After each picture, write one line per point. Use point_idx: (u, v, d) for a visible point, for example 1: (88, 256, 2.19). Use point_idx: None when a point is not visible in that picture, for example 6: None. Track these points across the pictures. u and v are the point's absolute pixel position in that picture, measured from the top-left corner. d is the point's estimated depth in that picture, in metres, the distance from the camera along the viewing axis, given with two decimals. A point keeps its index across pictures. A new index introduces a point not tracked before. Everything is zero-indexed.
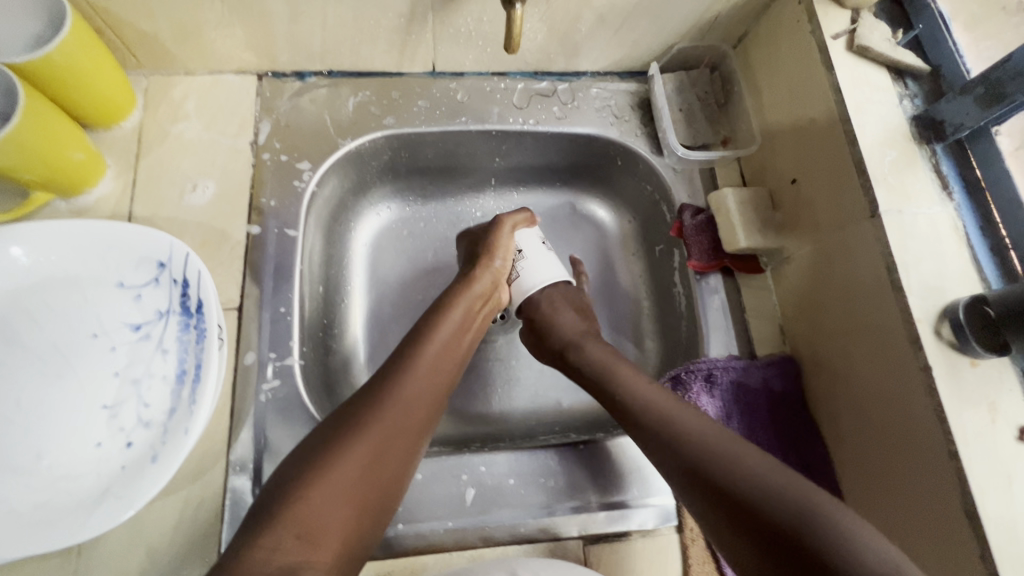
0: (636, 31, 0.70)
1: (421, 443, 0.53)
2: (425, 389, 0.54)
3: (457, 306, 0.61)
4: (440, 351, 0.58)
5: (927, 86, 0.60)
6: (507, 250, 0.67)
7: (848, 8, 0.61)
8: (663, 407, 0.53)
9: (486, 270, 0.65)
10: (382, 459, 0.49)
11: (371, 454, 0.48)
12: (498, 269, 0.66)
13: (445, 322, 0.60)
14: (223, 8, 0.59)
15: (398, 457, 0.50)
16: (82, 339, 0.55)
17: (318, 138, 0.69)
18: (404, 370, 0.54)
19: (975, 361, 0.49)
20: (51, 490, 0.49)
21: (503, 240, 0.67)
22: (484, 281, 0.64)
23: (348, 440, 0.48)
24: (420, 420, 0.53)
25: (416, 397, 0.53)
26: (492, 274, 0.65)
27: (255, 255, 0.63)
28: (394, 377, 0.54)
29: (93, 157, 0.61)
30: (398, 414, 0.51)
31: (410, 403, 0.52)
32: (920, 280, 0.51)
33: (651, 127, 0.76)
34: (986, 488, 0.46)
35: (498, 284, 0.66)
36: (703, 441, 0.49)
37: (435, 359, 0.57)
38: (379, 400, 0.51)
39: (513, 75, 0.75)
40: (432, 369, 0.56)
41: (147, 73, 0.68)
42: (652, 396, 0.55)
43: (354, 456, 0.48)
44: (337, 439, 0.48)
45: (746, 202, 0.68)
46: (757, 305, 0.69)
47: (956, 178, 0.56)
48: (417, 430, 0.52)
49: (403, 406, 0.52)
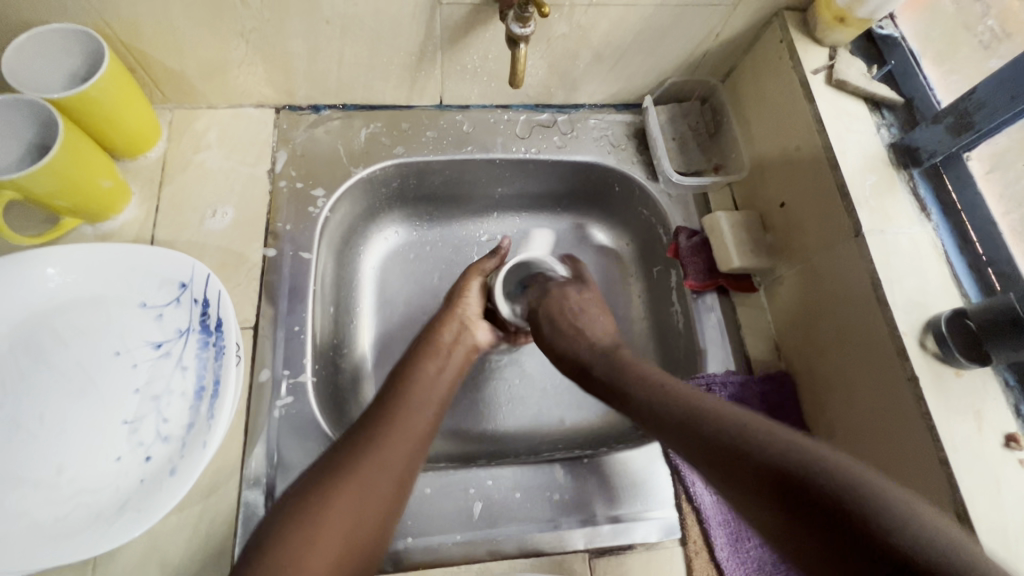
0: (631, 67, 0.74)
1: (404, 490, 0.53)
2: (403, 436, 0.55)
3: (431, 357, 0.64)
4: (417, 395, 0.60)
5: (902, 116, 0.64)
6: (475, 293, 0.71)
7: (825, 46, 0.67)
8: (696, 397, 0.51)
9: (453, 313, 0.69)
10: (367, 504, 0.50)
11: (353, 500, 0.50)
12: (466, 309, 0.70)
13: (420, 368, 0.62)
14: (247, 47, 0.63)
15: (380, 503, 0.51)
16: (105, 356, 0.57)
17: (332, 167, 0.73)
18: (377, 418, 0.56)
19: (959, 371, 0.52)
20: (71, 503, 0.50)
21: (471, 285, 0.72)
22: (449, 327, 0.68)
23: (331, 485, 0.50)
24: (400, 469, 0.53)
25: (396, 443, 0.54)
26: (459, 315, 0.69)
27: (271, 276, 0.66)
28: (373, 426, 0.55)
29: (120, 185, 0.64)
30: (378, 458, 0.53)
31: (388, 447, 0.54)
32: (904, 295, 0.54)
33: (646, 155, 0.80)
34: (976, 494, 0.47)
35: (465, 324, 0.69)
36: (723, 418, 0.48)
37: (413, 405, 0.58)
38: (357, 448, 0.53)
39: (516, 107, 0.80)
40: (411, 413, 0.58)
41: (172, 107, 0.72)
42: (680, 389, 0.53)
43: (338, 504, 0.49)
44: (320, 483, 0.50)
45: (739, 224, 0.71)
46: (752, 323, 0.71)
47: (933, 201, 0.60)
48: (399, 476, 0.53)
49: (382, 453, 0.53)
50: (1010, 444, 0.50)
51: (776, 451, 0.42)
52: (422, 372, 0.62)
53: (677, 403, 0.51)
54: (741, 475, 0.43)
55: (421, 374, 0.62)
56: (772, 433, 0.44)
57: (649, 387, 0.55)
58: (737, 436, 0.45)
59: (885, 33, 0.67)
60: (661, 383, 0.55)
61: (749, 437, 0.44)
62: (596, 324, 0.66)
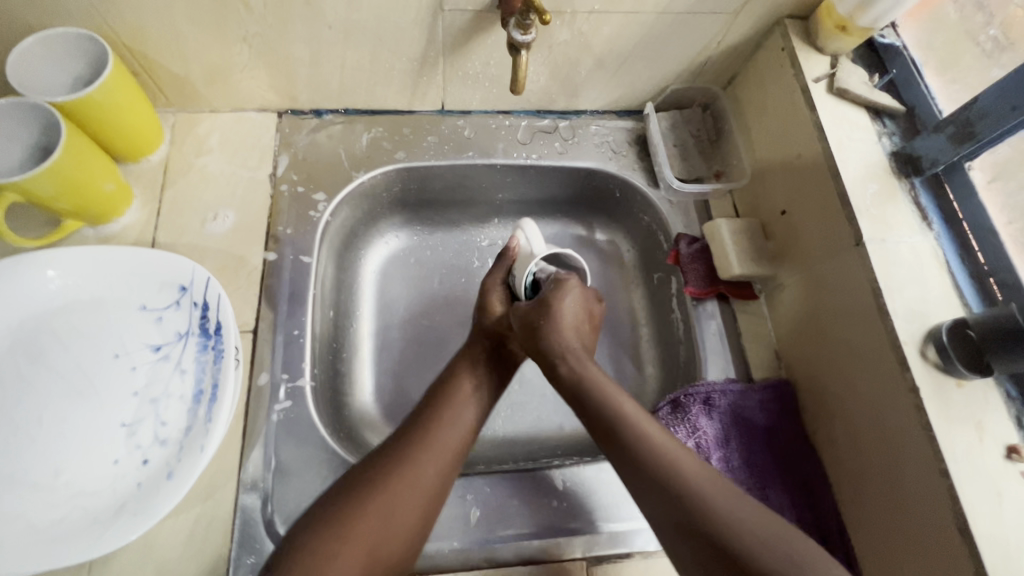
0: (632, 74, 0.75)
1: (427, 523, 0.52)
2: (433, 466, 0.53)
3: (469, 370, 0.62)
4: (454, 413, 0.58)
5: (903, 125, 0.64)
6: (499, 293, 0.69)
7: (827, 54, 0.67)
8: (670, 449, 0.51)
9: (485, 320, 0.67)
10: (389, 537, 0.49)
11: (377, 533, 0.49)
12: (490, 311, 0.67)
13: (457, 389, 0.60)
14: (250, 52, 0.64)
15: (400, 536, 0.50)
16: (104, 359, 0.57)
17: (333, 171, 0.74)
18: (412, 435, 0.55)
19: (961, 382, 0.51)
20: (68, 506, 0.50)
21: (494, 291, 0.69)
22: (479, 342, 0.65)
23: (360, 503, 0.50)
24: (426, 501, 0.52)
25: (426, 473, 0.53)
26: (489, 321, 0.67)
27: (271, 280, 0.66)
28: (406, 454, 0.53)
29: (122, 188, 0.65)
30: (407, 490, 0.51)
31: (418, 476, 0.52)
32: (905, 304, 0.54)
33: (647, 161, 0.80)
34: (977, 506, 0.47)
35: (503, 336, 0.67)
36: (698, 488, 0.48)
37: (446, 431, 0.56)
38: (389, 476, 0.51)
39: (517, 113, 0.80)
40: (446, 432, 0.56)
41: (175, 111, 0.72)
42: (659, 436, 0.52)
43: (364, 523, 0.49)
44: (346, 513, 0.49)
45: (739, 231, 0.71)
46: (753, 330, 0.71)
47: (934, 210, 0.59)
48: (424, 510, 0.52)
49: (412, 484, 0.52)
50: (1012, 456, 0.49)
51: (744, 542, 0.45)
52: (459, 393, 0.60)
53: (650, 449, 0.51)
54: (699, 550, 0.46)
55: (456, 396, 0.59)
56: (739, 514, 0.46)
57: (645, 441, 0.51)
58: (705, 513, 0.46)
59: (886, 42, 0.68)
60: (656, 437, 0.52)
61: (713, 517, 0.46)
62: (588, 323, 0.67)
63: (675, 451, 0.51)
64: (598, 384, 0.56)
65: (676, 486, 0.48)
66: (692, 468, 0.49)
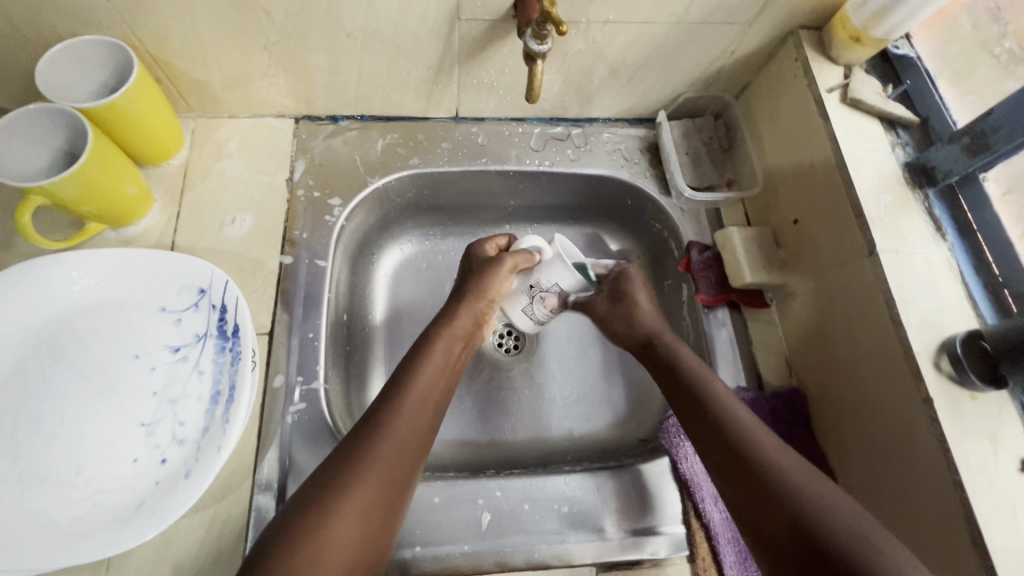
0: (645, 82, 0.75)
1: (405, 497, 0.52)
2: (408, 440, 0.53)
3: (439, 353, 0.61)
4: (425, 395, 0.57)
5: (917, 135, 0.64)
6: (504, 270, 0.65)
7: (840, 65, 0.67)
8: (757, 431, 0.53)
9: (470, 300, 0.64)
10: (372, 512, 0.48)
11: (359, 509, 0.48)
12: (486, 295, 0.65)
13: (430, 361, 0.59)
14: (270, 60, 0.65)
15: (382, 511, 0.49)
16: (124, 359, 0.58)
17: (349, 176, 0.75)
18: (380, 423, 0.53)
19: (975, 394, 0.51)
20: (88, 503, 0.51)
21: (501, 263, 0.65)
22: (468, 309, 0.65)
23: (333, 497, 0.47)
24: (405, 475, 0.52)
25: (401, 446, 0.52)
26: (477, 303, 0.64)
27: (287, 283, 0.67)
28: (381, 425, 0.53)
29: (143, 192, 0.66)
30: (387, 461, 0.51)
31: (392, 465, 0.51)
32: (918, 315, 0.54)
33: (659, 169, 0.80)
34: (992, 519, 0.47)
35: (482, 315, 0.65)
36: (777, 461, 0.50)
37: (418, 405, 0.56)
38: (365, 450, 0.51)
39: (530, 120, 0.81)
40: (413, 418, 0.54)
41: (195, 116, 0.74)
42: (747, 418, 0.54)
43: (341, 517, 0.47)
44: (328, 492, 0.48)
45: (751, 239, 0.71)
46: (763, 339, 0.71)
47: (948, 220, 0.59)
48: (403, 483, 0.51)
49: (390, 456, 0.51)
50: None
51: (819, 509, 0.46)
52: (431, 365, 0.59)
53: (734, 421, 0.54)
54: (779, 519, 0.47)
55: (431, 368, 0.59)
56: (815, 488, 0.48)
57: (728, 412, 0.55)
58: (789, 488, 0.48)
59: (900, 52, 0.68)
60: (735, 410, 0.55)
61: (803, 493, 0.47)
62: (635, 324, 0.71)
63: (754, 425, 0.54)
64: (701, 377, 0.59)
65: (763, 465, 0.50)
66: (776, 450, 0.51)
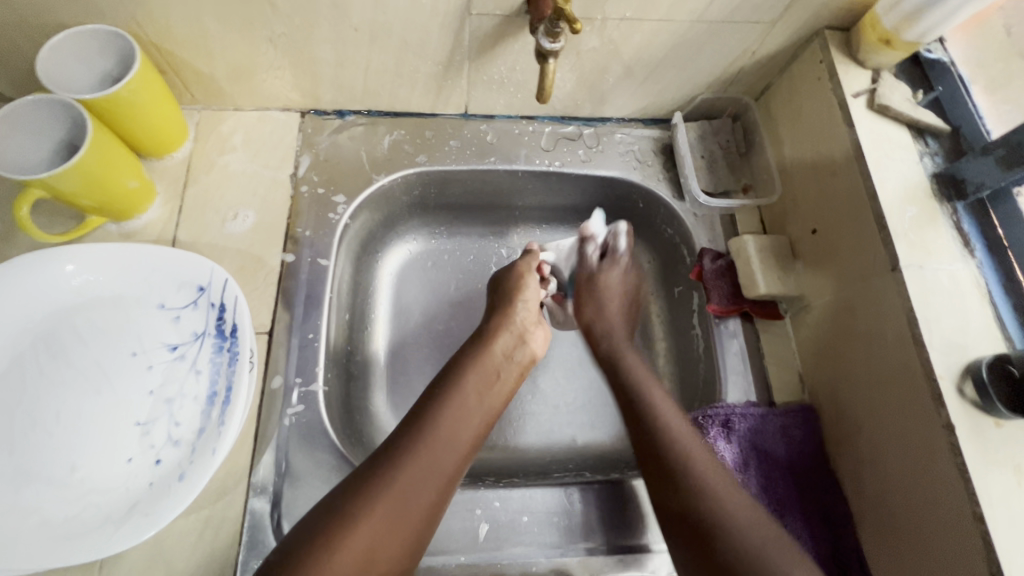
0: (661, 82, 0.72)
1: (427, 526, 0.51)
2: (431, 468, 0.53)
3: (476, 372, 0.62)
4: (461, 416, 0.57)
5: (947, 145, 0.61)
6: (533, 290, 0.71)
7: (868, 68, 0.64)
8: (692, 449, 0.54)
9: (506, 322, 0.67)
10: (387, 541, 0.48)
11: (374, 533, 0.48)
12: (520, 319, 0.68)
13: (462, 387, 0.59)
14: (275, 52, 0.63)
15: (398, 538, 0.49)
16: (121, 357, 0.57)
17: (354, 173, 0.73)
18: (412, 441, 0.54)
19: (999, 422, 0.49)
20: (82, 503, 0.51)
21: (528, 282, 0.72)
22: (503, 338, 0.66)
23: (358, 512, 0.48)
24: (426, 499, 0.51)
25: (425, 473, 0.52)
26: (516, 325, 0.68)
27: (288, 282, 0.66)
28: (406, 449, 0.53)
29: (145, 185, 0.65)
30: (407, 483, 0.51)
31: (420, 483, 0.52)
32: (942, 336, 0.51)
33: (673, 172, 0.78)
34: (1015, 556, 0.44)
35: (523, 338, 0.68)
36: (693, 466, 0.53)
37: (445, 438, 0.55)
38: (387, 474, 0.51)
39: (541, 119, 0.78)
40: (450, 440, 0.55)
41: (200, 108, 0.73)
42: (687, 441, 0.55)
43: (362, 531, 0.47)
44: (345, 515, 0.48)
45: (766, 249, 0.69)
46: (776, 352, 0.69)
47: (978, 236, 0.56)
48: (425, 511, 0.51)
49: (411, 480, 0.51)
50: None
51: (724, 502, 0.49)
52: (464, 392, 0.59)
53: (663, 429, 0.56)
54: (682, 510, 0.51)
55: (461, 394, 0.59)
56: (736, 502, 0.50)
57: (660, 420, 0.57)
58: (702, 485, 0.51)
59: (933, 57, 0.64)
60: (668, 418, 0.57)
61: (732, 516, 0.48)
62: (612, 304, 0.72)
63: (684, 434, 0.56)
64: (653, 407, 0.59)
65: (678, 458, 0.54)
66: (711, 474, 0.52)
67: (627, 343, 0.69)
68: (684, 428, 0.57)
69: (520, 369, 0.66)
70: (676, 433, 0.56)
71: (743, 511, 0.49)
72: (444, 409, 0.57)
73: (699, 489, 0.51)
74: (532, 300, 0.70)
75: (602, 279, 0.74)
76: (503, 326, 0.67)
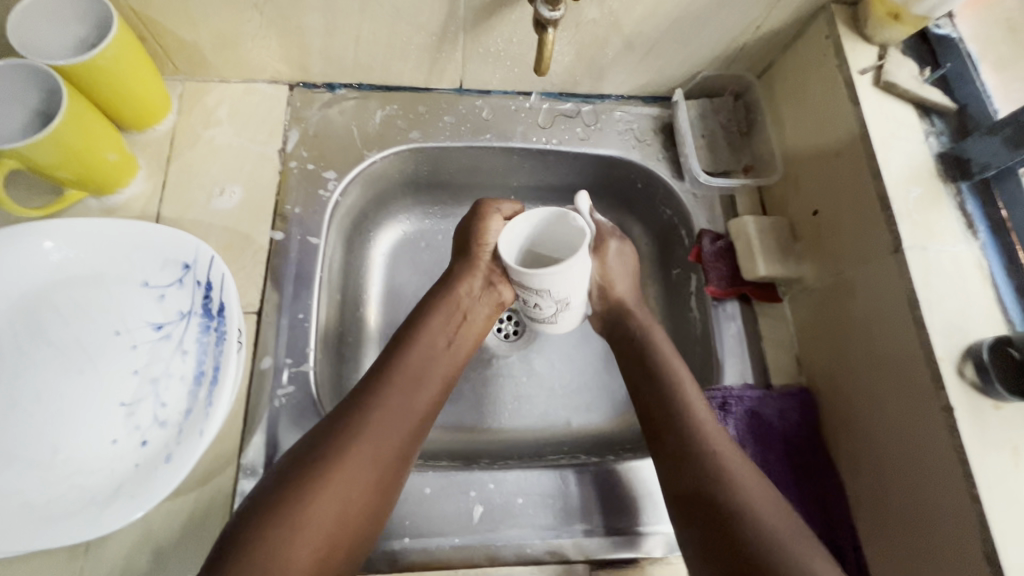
0: (662, 58, 0.70)
1: (394, 478, 0.52)
2: (395, 416, 0.53)
3: (440, 324, 0.61)
4: (423, 365, 0.58)
5: (953, 124, 0.59)
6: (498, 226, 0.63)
7: (875, 44, 0.62)
8: (693, 407, 0.56)
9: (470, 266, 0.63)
10: (364, 479, 0.50)
11: (343, 488, 0.49)
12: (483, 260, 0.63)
13: (425, 339, 0.59)
14: (260, 19, 0.60)
15: (374, 476, 0.50)
16: (104, 336, 0.55)
17: (344, 149, 0.71)
18: (376, 390, 0.54)
19: (999, 404, 0.48)
20: (65, 485, 0.50)
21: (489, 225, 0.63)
22: (469, 282, 0.63)
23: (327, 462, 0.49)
24: (396, 444, 0.53)
25: (394, 418, 0.53)
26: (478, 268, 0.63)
27: (277, 261, 0.64)
28: (375, 394, 0.54)
29: (127, 158, 0.62)
30: (375, 431, 0.52)
31: (385, 431, 0.52)
32: (944, 319, 0.51)
33: (673, 151, 0.76)
34: (1010, 537, 0.44)
35: (489, 282, 0.64)
36: (699, 421, 0.55)
37: (408, 389, 0.55)
38: (356, 417, 0.52)
39: (538, 95, 0.76)
40: (412, 391, 0.56)
41: (183, 79, 0.70)
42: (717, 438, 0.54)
43: (335, 481, 0.48)
44: (316, 459, 0.49)
45: (766, 230, 0.68)
46: (774, 335, 0.68)
47: (981, 218, 0.55)
48: (401, 449, 0.53)
49: (380, 424, 0.52)
50: None
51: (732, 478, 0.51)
52: (427, 344, 0.59)
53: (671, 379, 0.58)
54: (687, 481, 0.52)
55: (425, 345, 0.59)
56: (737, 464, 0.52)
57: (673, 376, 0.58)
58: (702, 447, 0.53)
59: (942, 33, 0.63)
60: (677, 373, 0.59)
61: (738, 487, 0.50)
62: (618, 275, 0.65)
63: (687, 390, 0.57)
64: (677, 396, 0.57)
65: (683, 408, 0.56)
66: (739, 467, 0.52)
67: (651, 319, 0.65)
68: (686, 372, 0.59)
69: (488, 312, 0.64)
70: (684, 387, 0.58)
71: (749, 479, 0.51)
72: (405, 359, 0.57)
73: (697, 451, 0.53)
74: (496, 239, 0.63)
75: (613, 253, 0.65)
76: (471, 267, 0.63)
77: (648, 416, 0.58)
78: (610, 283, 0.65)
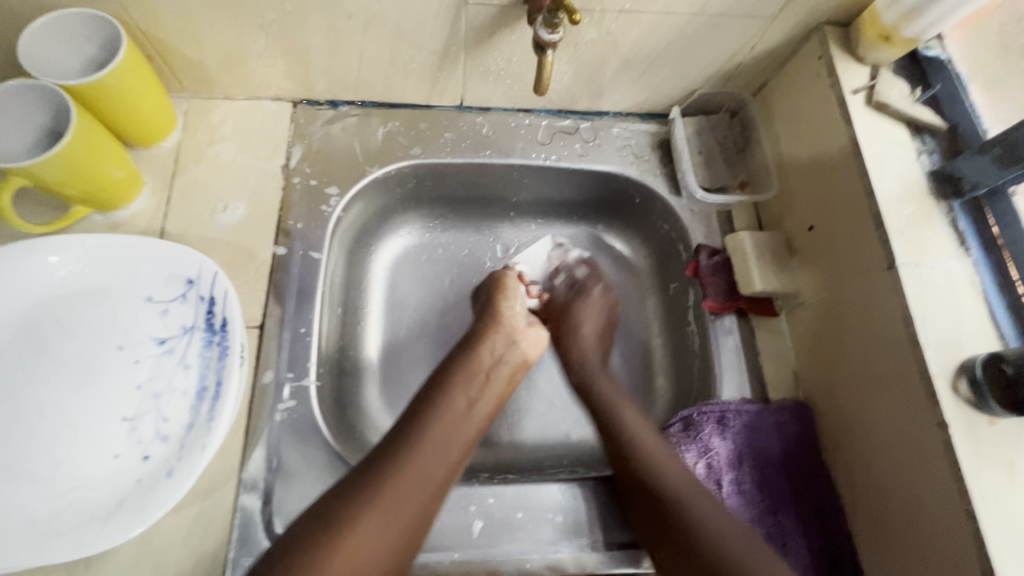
0: (659, 76, 0.72)
1: (414, 537, 0.51)
2: (417, 477, 0.52)
3: (464, 385, 0.60)
4: (448, 424, 0.56)
5: (944, 142, 0.61)
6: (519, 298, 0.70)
7: (867, 64, 0.63)
8: (643, 437, 0.59)
9: (495, 326, 0.66)
10: (379, 543, 0.48)
11: (359, 550, 0.48)
12: (507, 320, 0.67)
13: (448, 398, 0.58)
14: (266, 39, 0.62)
15: (391, 537, 0.49)
16: (107, 350, 0.56)
17: (347, 164, 0.72)
18: (399, 448, 0.53)
19: (993, 419, 0.49)
20: (67, 500, 0.50)
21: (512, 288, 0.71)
22: (493, 341, 0.64)
23: (343, 522, 0.48)
24: (416, 505, 0.51)
25: (409, 488, 0.51)
26: (503, 328, 0.66)
27: (280, 275, 0.65)
28: (403, 444, 0.54)
29: (132, 174, 0.63)
30: (396, 492, 0.51)
31: (405, 492, 0.51)
32: (938, 334, 0.52)
33: (670, 167, 0.77)
34: (1005, 553, 0.45)
35: (512, 341, 0.66)
36: (648, 452, 0.58)
37: (431, 449, 0.54)
38: (372, 483, 0.50)
39: (538, 112, 0.77)
40: (437, 453, 0.54)
41: (189, 96, 0.71)
42: (663, 459, 0.57)
43: (349, 543, 0.47)
44: (333, 520, 0.48)
45: (763, 245, 0.69)
46: (771, 349, 0.69)
47: (973, 235, 0.56)
48: (412, 522, 0.51)
49: (401, 484, 0.51)
50: None
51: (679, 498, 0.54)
52: (450, 404, 0.57)
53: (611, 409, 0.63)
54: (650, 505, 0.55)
55: (449, 404, 0.57)
56: (693, 492, 0.55)
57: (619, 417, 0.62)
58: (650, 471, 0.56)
59: (931, 54, 0.64)
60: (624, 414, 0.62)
61: (693, 509, 0.53)
62: (586, 325, 0.73)
63: (637, 423, 0.61)
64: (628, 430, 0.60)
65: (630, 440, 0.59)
66: (693, 492, 0.55)
67: (600, 370, 0.69)
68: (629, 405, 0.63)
69: (511, 371, 0.64)
70: (631, 423, 0.61)
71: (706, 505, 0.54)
72: (429, 418, 0.56)
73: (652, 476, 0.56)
74: (517, 307, 0.69)
75: (586, 300, 0.75)
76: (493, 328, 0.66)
77: (601, 436, 0.63)
78: (582, 322, 0.73)
